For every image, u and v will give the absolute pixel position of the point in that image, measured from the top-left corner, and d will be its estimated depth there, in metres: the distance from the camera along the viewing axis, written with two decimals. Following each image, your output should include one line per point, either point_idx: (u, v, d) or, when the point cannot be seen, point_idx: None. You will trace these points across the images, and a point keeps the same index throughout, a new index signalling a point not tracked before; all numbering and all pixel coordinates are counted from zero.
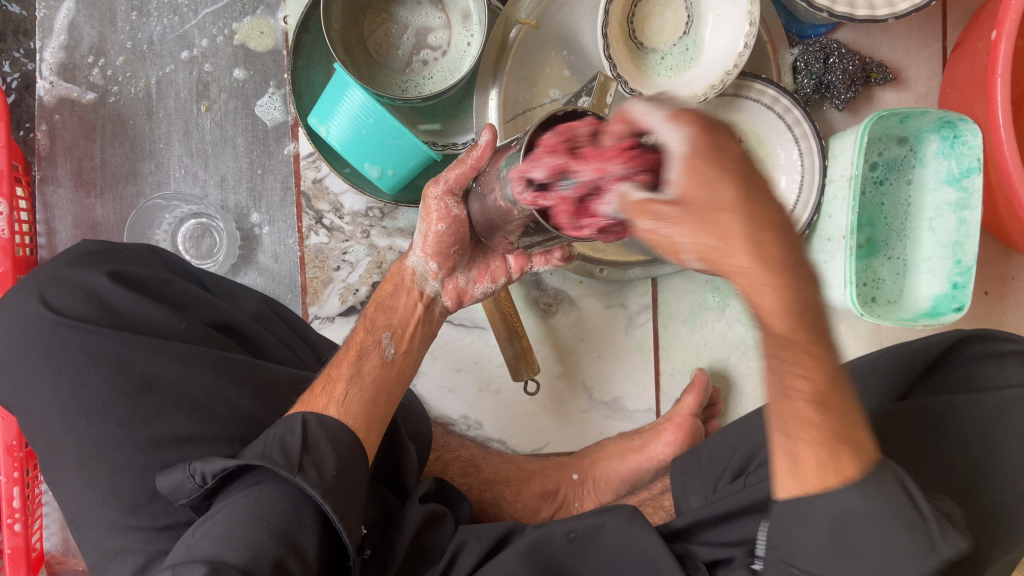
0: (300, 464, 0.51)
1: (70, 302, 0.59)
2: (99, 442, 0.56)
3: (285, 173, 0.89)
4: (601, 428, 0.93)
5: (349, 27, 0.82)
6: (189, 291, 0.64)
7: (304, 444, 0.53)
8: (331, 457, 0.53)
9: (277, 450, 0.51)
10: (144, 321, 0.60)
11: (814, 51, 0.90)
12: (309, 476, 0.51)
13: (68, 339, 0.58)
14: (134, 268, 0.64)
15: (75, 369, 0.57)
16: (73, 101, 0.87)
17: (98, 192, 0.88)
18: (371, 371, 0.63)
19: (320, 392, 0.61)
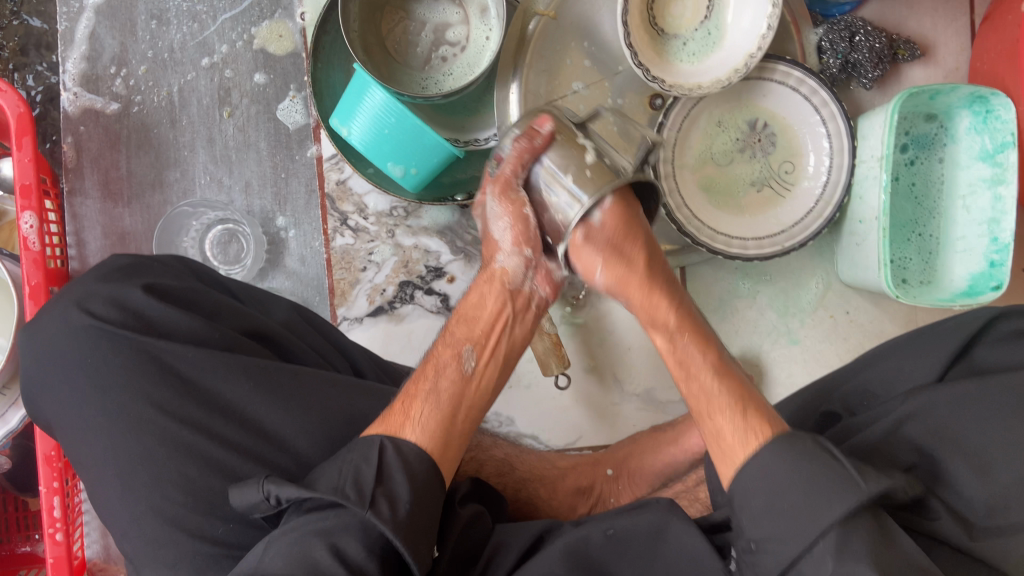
0: (371, 497, 0.49)
1: (101, 315, 0.59)
2: (138, 454, 0.56)
3: (309, 176, 0.89)
4: (633, 421, 0.93)
5: (367, 26, 0.82)
6: (219, 300, 0.64)
7: (378, 475, 0.51)
8: (405, 489, 0.51)
9: (349, 484, 0.50)
10: (176, 330, 0.60)
11: (840, 29, 0.88)
12: (380, 510, 0.49)
13: (105, 350, 0.58)
14: (164, 278, 0.63)
15: (113, 381, 0.57)
16: (97, 111, 0.88)
17: (126, 202, 0.89)
18: (448, 387, 0.59)
19: (397, 408, 0.58)
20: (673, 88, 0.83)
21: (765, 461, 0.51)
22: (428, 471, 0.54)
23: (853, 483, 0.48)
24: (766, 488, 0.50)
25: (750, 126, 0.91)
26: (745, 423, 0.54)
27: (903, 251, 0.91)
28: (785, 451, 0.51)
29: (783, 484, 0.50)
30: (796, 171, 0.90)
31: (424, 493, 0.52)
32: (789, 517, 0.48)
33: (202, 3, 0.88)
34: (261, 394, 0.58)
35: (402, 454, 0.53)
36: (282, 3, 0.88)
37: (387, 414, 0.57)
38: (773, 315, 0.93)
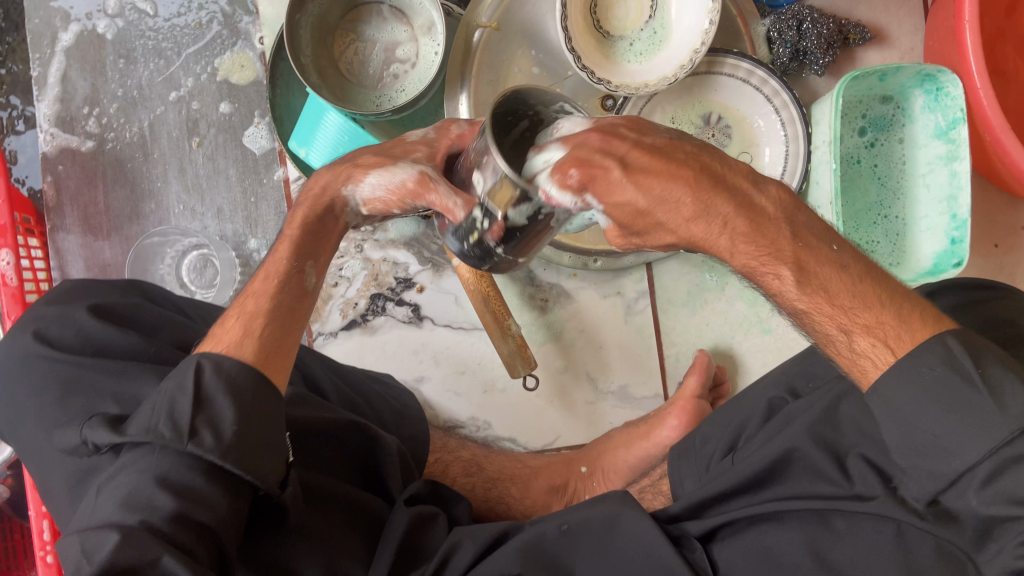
0: (189, 428, 0.49)
1: (49, 335, 0.63)
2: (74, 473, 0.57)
3: (277, 198, 0.92)
4: (610, 418, 0.94)
5: (319, 50, 0.85)
6: (163, 317, 0.67)
7: (195, 401, 0.51)
8: (228, 410, 0.51)
9: (163, 421, 0.50)
10: (116, 346, 0.62)
11: (787, 18, 0.88)
12: (200, 441, 0.49)
13: (49, 369, 0.61)
14: (111, 299, 0.67)
15: (54, 397, 0.60)
16: (74, 150, 0.92)
17: (106, 235, 0.93)
18: (285, 299, 0.59)
19: (228, 321, 0.58)
20: (619, 88, 0.84)
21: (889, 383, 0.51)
22: (254, 380, 0.53)
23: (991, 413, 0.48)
24: (902, 414, 0.51)
25: (705, 121, 0.91)
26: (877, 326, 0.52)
27: (870, 235, 0.90)
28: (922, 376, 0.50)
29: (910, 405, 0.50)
30: (753, 162, 0.91)
31: (249, 419, 0.51)
32: (921, 428, 0.50)
33: (166, 40, 0.92)
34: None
35: (222, 373, 0.52)
36: (241, 34, 0.91)
37: (218, 333, 0.57)
38: (743, 306, 0.93)
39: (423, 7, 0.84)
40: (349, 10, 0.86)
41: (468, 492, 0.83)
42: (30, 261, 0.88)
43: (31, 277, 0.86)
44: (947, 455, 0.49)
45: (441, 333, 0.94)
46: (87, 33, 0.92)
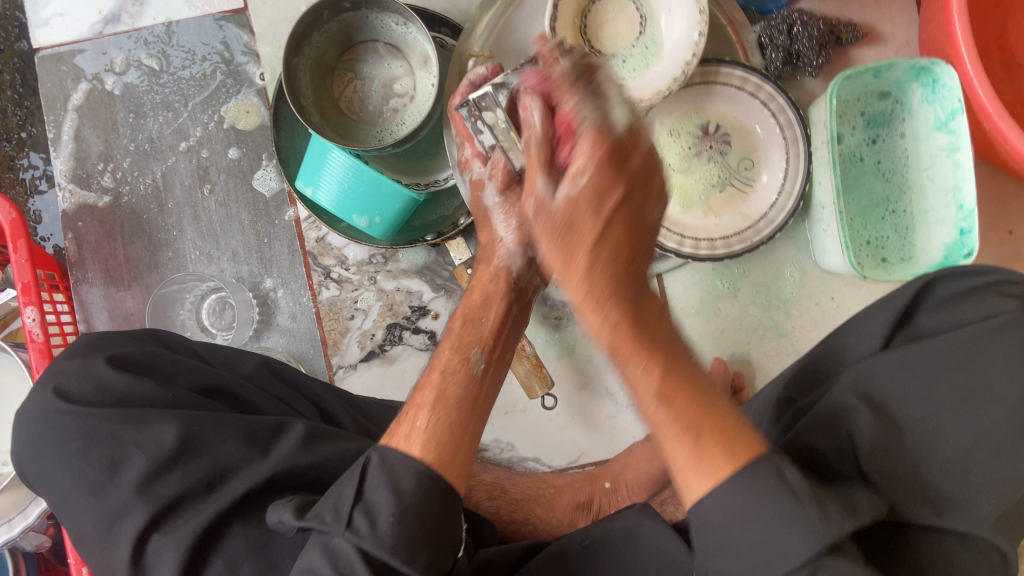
0: (348, 517, 0.51)
1: (69, 389, 0.65)
2: (107, 518, 0.60)
3: (289, 237, 0.94)
4: (631, 432, 0.94)
5: (319, 91, 0.87)
6: (178, 362, 0.69)
7: (359, 492, 0.52)
8: (386, 501, 0.52)
9: (328, 509, 0.52)
10: (136, 394, 0.64)
11: (776, 24, 0.89)
12: (359, 527, 0.50)
13: (72, 420, 0.63)
14: (127, 349, 0.69)
15: (78, 447, 0.62)
16: (91, 206, 0.96)
17: (127, 285, 0.96)
18: (456, 392, 0.61)
19: (403, 422, 0.59)
20: None
21: (725, 498, 0.45)
22: (419, 482, 0.53)
23: (815, 524, 0.43)
24: (726, 525, 0.45)
25: (704, 130, 0.92)
26: (700, 446, 0.47)
27: (879, 231, 0.90)
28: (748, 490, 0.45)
29: (742, 521, 0.45)
30: (756, 167, 0.91)
31: (421, 516, 0.52)
32: (752, 553, 0.44)
33: (173, 93, 0.95)
34: (219, 437, 0.63)
35: (387, 464, 0.54)
36: (245, 81, 0.94)
37: (393, 429, 0.59)
38: (757, 311, 0.94)
39: (416, 41, 0.86)
40: (346, 50, 0.88)
41: (493, 514, 0.82)
42: (56, 315, 0.91)
43: (58, 331, 0.89)
44: (773, 560, 0.44)
45: None
46: (98, 91, 0.96)
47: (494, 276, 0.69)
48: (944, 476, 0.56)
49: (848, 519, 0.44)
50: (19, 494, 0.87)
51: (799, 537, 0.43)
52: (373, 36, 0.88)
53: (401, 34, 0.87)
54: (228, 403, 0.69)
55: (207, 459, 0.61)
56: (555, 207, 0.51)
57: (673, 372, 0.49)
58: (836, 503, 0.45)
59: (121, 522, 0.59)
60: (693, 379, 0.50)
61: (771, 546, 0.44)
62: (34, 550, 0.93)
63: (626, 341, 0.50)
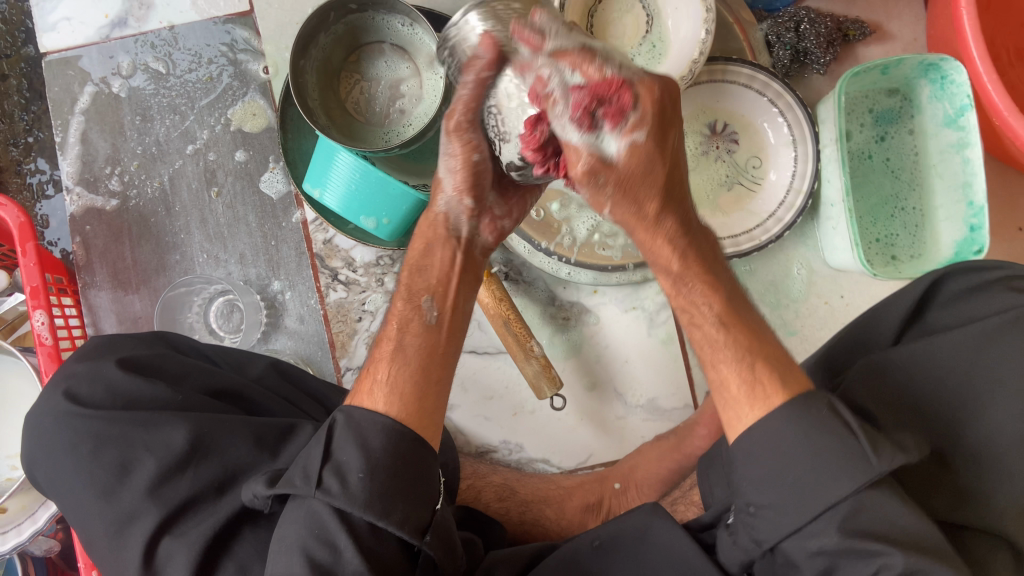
0: (318, 478, 0.52)
1: (79, 393, 0.65)
2: (118, 521, 0.60)
3: (297, 239, 0.94)
4: (640, 432, 0.94)
5: (326, 93, 0.87)
6: (188, 364, 0.69)
7: (324, 456, 0.53)
8: (356, 458, 0.52)
9: (298, 474, 0.53)
10: (145, 397, 0.64)
11: (783, 21, 0.89)
12: (328, 488, 0.51)
13: (81, 424, 0.63)
14: (136, 351, 0.69)
15: (88, 450, 0.62)
16: (99, 209, 0.96)
17: (135, 288, 0.96)
18: (414, 342, 0.60)
19: (366, 378, 0.60)
20: None
21: (772, 422, 0.52)
22: (394, 441, 0.54)
23: (865, 458, 0.50)
24: (768, 439, 0.52)
25: (712, 128, 0.92)
26: (753, 375, 0.55)
27: (889, 229, 0.90)
28: (795, 418, 0.52)
29: (782, 449, 0.51)
30: (764, 165, 0.91)
31: (391, 470, 0.52)
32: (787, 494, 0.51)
33: (180, 96, 0.95)
34: (229, 441, 0.62)
35: (353, 423, 0.54)
36: (252, 84, 0.94)
37: (359, 391, 0.59)
38: (766, 310, 0.94)
39: (423, 41, 0.86)
40: (352, 52, 0.88)
41: (502, 517, 0.84)
42: (65, 318, 0.91)
43: (66, 334, 0.90)
44: (812, 496, 0.50)
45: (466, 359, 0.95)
46: (105, 96, 0.96)
47: (437, 225, 0.66)
48: None
49: (896, 455, 0.50)
50: (28, 498, 0.87)
51: (839, 475, 0.49)
52: (380, 37, 0.88)
53: (407, 35, 0.87)
54: (236, 405, 0.69)
55: (217, 462, 0.61)
56: (618, 164, 0.54)
57: (734, 325, 0.58)
58: (891, 448, 0.51)
59: (131, 526, 0.59)
60: (761, 335, 0.58)
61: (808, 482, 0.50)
62: (43, 555, 0.93)
63: (687, 302, 0.60)
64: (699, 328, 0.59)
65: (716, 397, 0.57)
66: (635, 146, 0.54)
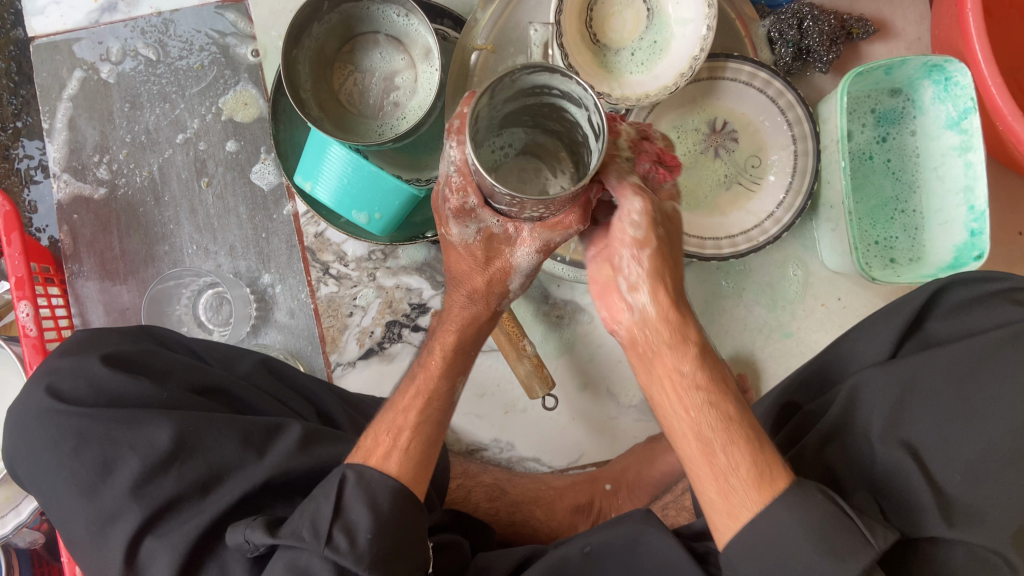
0: (327, 533, 0.53)
1: (62, 389, 0.63)
2: (101, 521, 0.59)
3: (288, 232, 0.93)
4: (633, 432, 0.93)
5: (320, 84, 0.86)
6: (175, 360, 0.68)
7: (336, 509, 0.54)
8: (365, 518, 0.54)
9: (306, 526, 0.54)
10: (130, 394, 0.63)
11: (786, 18, 0.87)
12: (337, 547, 0.52)
13: (65, 421, 0.61)
14: (121, 347, 0.67)
15: (70, 449, 0.60)
16: (86, 198, 0.94)
17: (123, 279, 0.94)
18: (432, 408, 0.62)
19: (378, 438, 0.60)
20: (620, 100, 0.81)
21: (775, 513, 0.51)
22: (392, 497, 0.56)
23: (864, 543, 0.51)
24: (773, 541, 0.51)
25: (712, 126, 0.90)
26: (760, 468, 0.53)
27: (888, 231, 0.89)
28: (799, 513, 0.51)
29: (780, 538, 0.51)
30: (764, 165, 0.89)
31: (395, 532, 0.55)
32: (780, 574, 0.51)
33: (171, 83, 0.93)
34: (214, 440, 0.61)
35: (364, 484, 0.56)
36: (244, 72, 0.92)
37: (373, 443, 0.59)
38: (762, 311, 0.93)
39: (419, 33, 0.84)
40: (347, 42, 0.87)
41: (492, 517, 0.83)
42: (52, 308, 0.90)
43: (53, 325, 0.88)
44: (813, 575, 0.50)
45: None
46: (94, 82, 0.94)
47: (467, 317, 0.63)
48: (962, 475, 0.56)
49: (890, 534, 0.52)
50: (12, 490, 0.85)
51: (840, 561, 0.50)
52: (375, 27, 0.86)
53: (403, 26, 0.85)
54: (224, 403, 0.68)
55: (202, 461, 0.60)
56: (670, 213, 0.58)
57: (734, 419, 0.54)
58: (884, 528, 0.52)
59: (114, 525, 0.58)
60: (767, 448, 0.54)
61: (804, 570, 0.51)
62: (28, 546, 0.92)
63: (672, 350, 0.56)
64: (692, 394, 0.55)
65: (710, 484, 0.54)
66: (673, 212, 0.59)
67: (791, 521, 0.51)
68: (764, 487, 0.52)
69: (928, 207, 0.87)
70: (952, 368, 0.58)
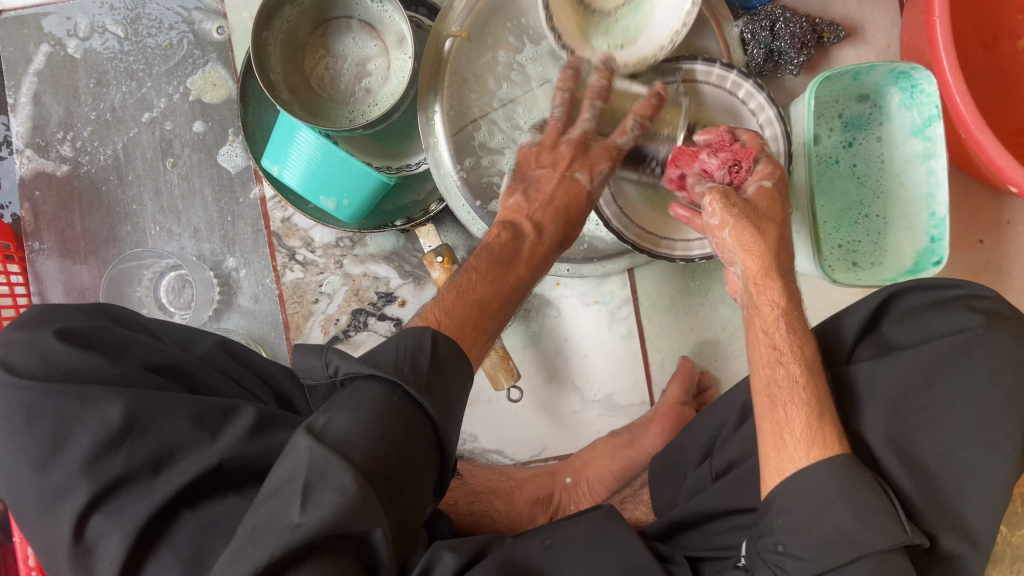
0: (427, 379, 0.54)
1: (14, 361, 0.62)
2: (50, 497, 0.57)
3: (254, 216, 0.92)
4: (596, 427, 0.93)
5: (290, 68, 0.85)
6: (131, 338, 0.66)
7: (431, 366, 0.55)
8: (447, 378, 0.57)
9: (406, 365, 0.54)
10: (83, 369, 0.61)
11: (759, 20, 0.88)
12: (430, 396, 0.53)
13: (15, 393, 0.60)
14: (77, 322, 0.66)
15: (20, 423, 0.59)
16: (49, 174, 0.92)
17: (84, 259, 0.93)
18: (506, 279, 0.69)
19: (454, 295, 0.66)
20: (596, 70, 0.78)
21: (820, 472, 0.55)
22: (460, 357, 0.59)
23: (901, 525, 0.53)
24: (812, 494, 0.55)
25: None
26: (817, 424, 0.58)
27: (851, 235, 0.90)
28: (841, 475, 0.55)
29: (824, 502, 0.55)
30: None
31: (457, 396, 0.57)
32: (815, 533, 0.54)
33: (138, 61, 0.92)
34: (167, 418, 0.60)
35: (444, 345, 0.58)
36: (214, 53, 0.91)
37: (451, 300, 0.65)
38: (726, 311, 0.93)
39: (392, 20, 0.84)
40: (318, 26, 0.86)
41: (450, 507, 0.82)
42: (9, 285, 0.88)
43: (10, 303, 0.87)
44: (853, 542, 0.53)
45: None
46: (60, 57, 0.92)
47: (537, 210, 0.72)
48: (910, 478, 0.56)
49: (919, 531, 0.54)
50: None
51: (873, 530, 0.53)
52: (347, 12, 0.85)
53: (375, 11, 0.84)
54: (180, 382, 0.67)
55: (154, 439, 0.59)
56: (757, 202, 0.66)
57: (814, 374, 0.60)
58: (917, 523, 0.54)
59: (63, 501, 0.57)
60: (827, 408, 0.59)
61: (839, 531, 0.54)
62: None
63: (781, 341, 0.63)
64: (782, 366, 0.61)
65: (769, 440, 0.59)
66: (763, 188, 0.66)
67: (834, 486, 0.55)
68: (818, 441, 0.57)
69: (892, 213, 0.88)
70: (905, 373, 0.59)
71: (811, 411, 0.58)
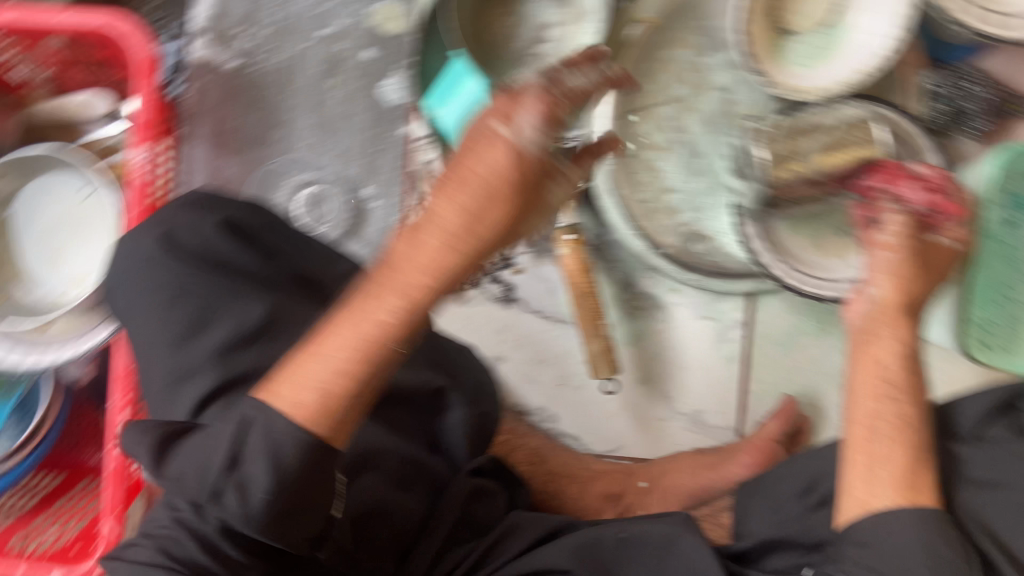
0: (217, 489, 0.47)
1: (175, 233, 0.63)
2: (177, 374, 0.59)
3: (398, 152, 0.93)
4: (678, 440, 0.92)
5: (476, 18, 0.86)
6: (282, 240, 0.69)
7: (230, 462, 0.47)
8: (262, 475, 0.46)
9: (203, 478, 0.48)
10: (236, 262, 0.64)
11: (951, 76, 0.85)
12: (225, 504, 0.47)
13: (171, 264, 0.62)
14: (238, 208, 0.68)
15: (167, 295, 0.61)
16: (217, 64, 0.95)
17: (230, 153, 0.95)
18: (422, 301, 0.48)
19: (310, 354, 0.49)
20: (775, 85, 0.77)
21: (904, 519, 0.54)
22: (309, 456, 0.47)
23: None
24: (896, 543, 0.53)
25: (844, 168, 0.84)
26: (912, 475, 0.57)
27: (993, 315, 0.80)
28: (925, 527, 0.53)
29: (903, 550, 0.53)
30: None
31: (299, 487, 0.47)
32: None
33: None
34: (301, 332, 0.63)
35: (266, 436, 0.47)
36: None
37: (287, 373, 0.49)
38: (838, 358, 0.90)
39: None
40: None
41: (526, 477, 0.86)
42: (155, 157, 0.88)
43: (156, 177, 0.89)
44: None
45: (527, 319, 0.94)
46: None
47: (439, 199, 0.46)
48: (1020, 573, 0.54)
49: None
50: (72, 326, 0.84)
51: None
52: None
53: None
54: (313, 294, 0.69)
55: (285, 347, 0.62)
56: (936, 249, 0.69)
57: (913, 428, 0.60)
58: None
59: (187, 382, 0.59)
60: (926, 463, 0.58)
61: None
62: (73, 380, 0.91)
63: (899, 379, 0.63)
64: (890, 406, 0.61)
65: (856, 474, 0.58)
66: (951, 247, 0.69)
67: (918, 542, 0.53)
68: (905, 492, 0.56)
69: None
70: None
71: (907, 463, 0.57)
